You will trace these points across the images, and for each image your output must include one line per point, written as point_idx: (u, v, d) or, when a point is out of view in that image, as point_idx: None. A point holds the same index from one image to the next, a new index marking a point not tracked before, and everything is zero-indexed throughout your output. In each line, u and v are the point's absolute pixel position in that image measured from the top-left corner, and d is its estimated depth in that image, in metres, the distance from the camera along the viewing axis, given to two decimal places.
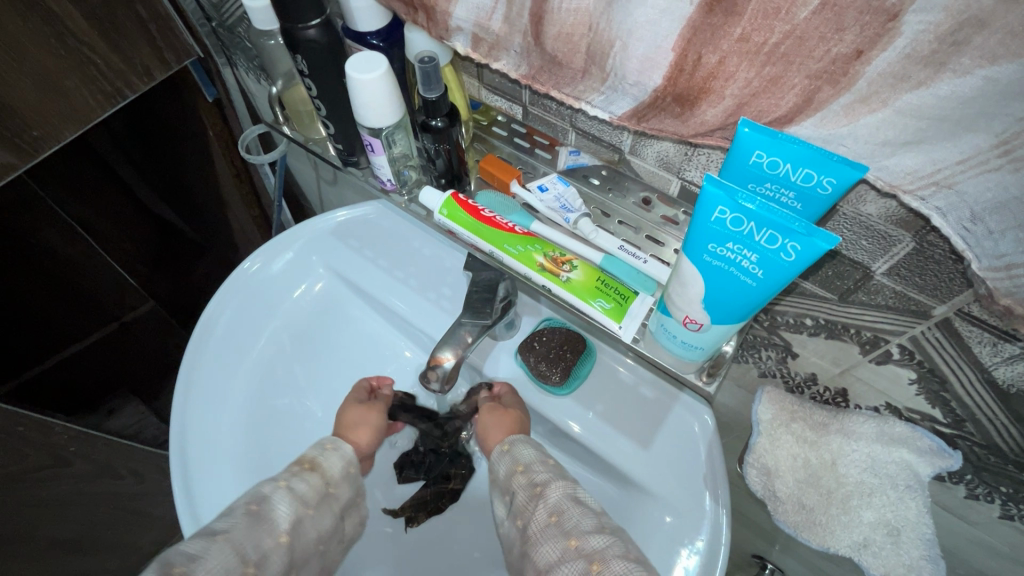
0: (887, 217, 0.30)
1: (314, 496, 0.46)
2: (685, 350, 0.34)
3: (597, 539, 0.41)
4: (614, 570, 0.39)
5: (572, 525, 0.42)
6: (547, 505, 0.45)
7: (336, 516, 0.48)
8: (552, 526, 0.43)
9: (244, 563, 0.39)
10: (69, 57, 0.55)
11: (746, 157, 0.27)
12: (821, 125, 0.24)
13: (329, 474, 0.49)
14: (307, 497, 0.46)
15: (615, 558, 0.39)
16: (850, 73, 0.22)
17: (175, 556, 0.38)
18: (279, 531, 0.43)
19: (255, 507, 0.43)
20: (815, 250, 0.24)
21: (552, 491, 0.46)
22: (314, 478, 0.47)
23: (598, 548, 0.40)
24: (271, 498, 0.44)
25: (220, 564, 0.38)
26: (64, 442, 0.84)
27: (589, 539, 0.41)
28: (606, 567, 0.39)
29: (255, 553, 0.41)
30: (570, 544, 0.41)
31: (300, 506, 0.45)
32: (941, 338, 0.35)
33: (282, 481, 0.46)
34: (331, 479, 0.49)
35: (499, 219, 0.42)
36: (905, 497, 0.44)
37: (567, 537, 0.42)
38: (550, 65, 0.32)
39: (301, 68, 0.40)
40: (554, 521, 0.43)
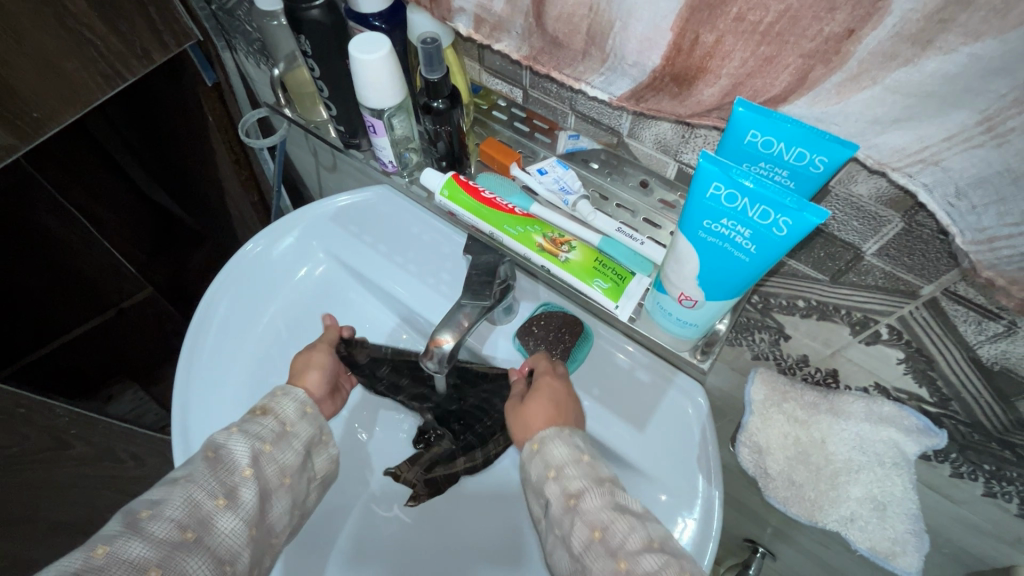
0: (878, 198, 0.31)
1: (271, 433, 0.44)
2: (680, 327, 0.35)
3: (648, 560, 0.38)
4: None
5: (618, 544, 0.39)
6: (586, 521, 0.41)
7: (300, 453, 0.46)
8: (596, 544, 0.40)
9: (211, 498, 0.39)
10: (69, 37, 0.55)
11: (742, 136, 0.27)
12: (813, 104, 0.25)
13: (283, 415, 0.46)
14: (261, 435, 0.44)
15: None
16: (841, 52, 0.23)
17: (137, 505, 0.38)
18: (240, 467, 0.41)
19: (212, 454, 0.41)
20: (806, 225, 0.24)
21: (590, 502, 0.42)
22: (268, 421, 0.45)
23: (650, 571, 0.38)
24: (227, 445, 0.42)
25: (184, 502, 0.38)
26: (66, 425, 0.86)
27: (639, 560, 0.38)
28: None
29: (221, 488, 0.40)
30: (619, 567, 0.38)
31: (258, 443, 0.43)
32: (928, 317, 0.36)
33: (234, 426, 0.44)
34: (286, 419, 0.46)
35: (498, 201, 0.42)
36: (892, 474, 0.45)
37: (615, 558, 0.39)
38: (550, 46, 0.32)
39: (304, 48, 0.41)
40: (597, 538, 0.40)
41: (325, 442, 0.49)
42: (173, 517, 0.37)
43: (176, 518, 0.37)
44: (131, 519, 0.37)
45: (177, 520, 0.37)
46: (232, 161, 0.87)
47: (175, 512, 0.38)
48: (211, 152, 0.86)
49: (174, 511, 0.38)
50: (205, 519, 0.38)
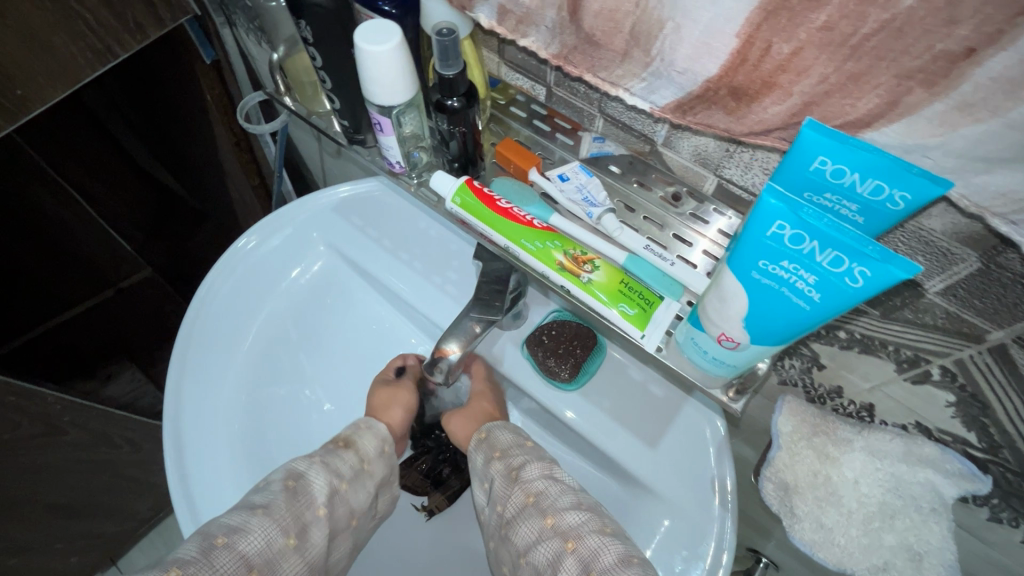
0: (953, 233, 0.27)
1: (348, 472, 0.47)
2: (715, 366, 0.32)
3: (572, 515, 0.43)
4: (588, 546, 0.41)
5: (548, 504, 0.44)
6: (523, 488, 0.46)
7: (370, 493, 0.48)
8: (529, 507, 0.45)
9: (284, 535, 0.41)
10: (57, 10, 0.51)
11: (808, 162, 0.23)
12: (904, 134, 0.21)
13: (362, 451, 0.49)
14: (339, 472, 0.47)
15: (589, 533, 0.42)
16: (952, 74, 0.19)
17: (215, 528, 0.40)
18: (316, 504, 0.44)
19: (292, 483, 0.44)
20: (888, 278, 0.21)
21: (529, 472, 0.47)
22: (348, 455, 0.48)
23: (573, 525, 0.42)
24: (307, 474, 0.45)
25: (261, 537, 0.40)
26: (60, 411, 0.79)
27: (564, 516, 0.43)
28: (581, 545, 0.41)
29: (294, 525, 0.42)
30: (546, 523, 0.43)
31: (335, 480, 0.46)
32: (991, 364, 0.32)
33: (316, 457, 0.47)
34: (364, 455, 0.49)
35: (516, 211, 0.38)
36: (929, 520, 0.41)
37: (543, 515, 0.44)
38: (585, 45, 0.28)
39: (305, 35, 0.37)
40: (531, 501, 0.45)
41: (391, 483, 0.52)
42: (244, 552, 0.39)
43: (247, 553, 0.39)
44: (208, 544, 0.39)
45: (247, 557, 0.39)
46: (232, 143, 0.82)
47: (248, 546, 0.40)
48: (209, 132, 0.82)
49: (247, 545, 0.40)
50: (273, 558, 0.40)
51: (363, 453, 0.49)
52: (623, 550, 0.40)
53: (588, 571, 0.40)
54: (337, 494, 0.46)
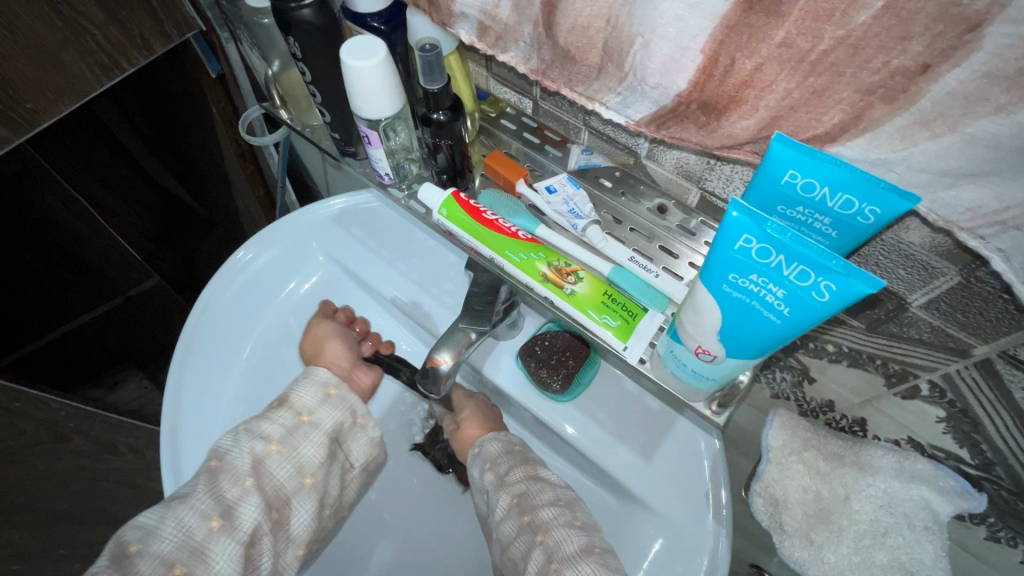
0: (931, 247, 0.27)
1: (277, 433, 0.49)
2: (695, 379, 0.31)
3: (547, 511, 0.46)
4: (554, 537, 0.44)
5: (527, 502, 0.47)
6: (507, 490, 0.48)
7: (318, 445, 0.51)
8: (512, 507, 0.47)
9: (207, 519, 0.43)
10: (65, 27, 0.53)
11: (778, 175, 0.24)
12: (869, 148, 0.21)
13: (298, 407, 0.52)
14: (268, 435, 0.49)
15: (557, 527, 0.44)
16: (910, 89, 0.19)
17: (129, 536, 0.42)
18: (242, 477, 0.46)
19: (216, 464, 0.46)
20: (853, 292, 0.21)
21: (514, 476, 0.49)
22: (282, 416, 0.50)
23: (544, 520, 0.45)
24: (231, 453, 0.47)
25: (177, 528, 0.42)
26: (63, 418, 0.86)
27: (540, 512, 0.46)
28: (547, 537, 0.44)
29: (216, 508, 0.44)
30: (523, 520, 0.46)
31: (262, 446, 0.48)
32: (978, 379, 0.31)
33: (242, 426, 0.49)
34: (300, 410, 0.51)
35: (500, 222, 0.39)
36: (923, 539, 0.40)
37: (521, 513, 0.46)
38: (561, 61, 0.29)
39: (294, 51, 0.38)
40: (513, 501, 0.47)
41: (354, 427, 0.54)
42: (161, 552, 0.41)
43: (162, 553, 0.41)
44: (120, 553, 0.41)
45: (164, 555, 0.41)
46: (237, 154, 0.84)
47: (162, 546, 0.41)
48: (215, 143, 0.84)
49: (161, 545, 0.42)
50: (200, 544, 0.43)
51: (301, 406, 0.52)
52: (585, 541, 0.43)
53: (551, 560, 0.43)
54: (266, 461, 0.48)
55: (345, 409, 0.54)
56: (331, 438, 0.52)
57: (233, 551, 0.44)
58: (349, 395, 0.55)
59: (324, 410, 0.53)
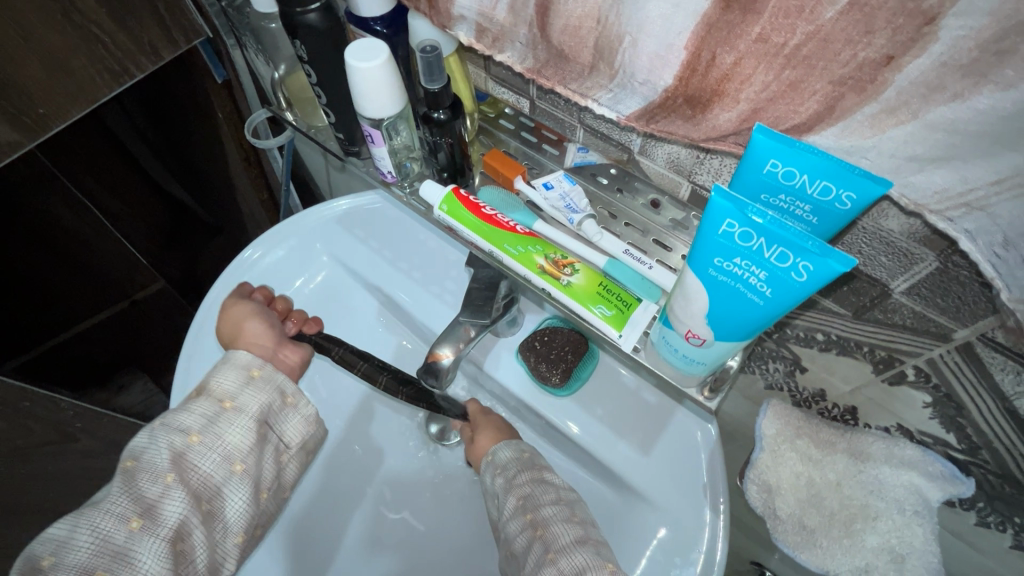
0: (910, 234, 0.29)
1: (196, 423, 0.47)
2: (687, 364, 0.33)
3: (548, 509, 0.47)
4: (553, 532, 0.45)
5: (530, 501, 0.48)
6: (514, 493, 0.49)
7: (244, 430, 0.49)
8: (518, 509, 0.48)
9: (125, 520, 0.42)
10: (76, 34, 0.54)
11: (761, 165, 0.25)
12: (843, 137, 0.23)
13: (220, 392, 0.49)
14: (186, 427, 0.47)
15: (556, 522, 0.46)
16: (877, 80, 0.20)
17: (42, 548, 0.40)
18: (161, 471, 0.44)
19: (131, 464, 0.44)
20: (829, 272, 0.22)
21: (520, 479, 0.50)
22: (201, 405, 0.48)
23: (543, 516, 0.47)
24: (148, 449, 0.45)
25: (91, 536, 0.41)
26: (71, 418, 0.87)
27: (541, 511, 0.47)
28: (546, 532, 0.46)
29: (136, 508, 0.42)
30: (526, 518, 0.47)
31: (180, 438, 0.46)
32: (960, 363, 0.33)
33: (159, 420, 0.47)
34: (221, 395, 0.49)
35: (499, 217, 0.40)
36: (912, 523, 0.41)
37: (524, 512, 0.48)
38: (555, 59, 0.30)
39: (300, 54, 0.39)
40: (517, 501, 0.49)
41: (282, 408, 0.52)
42: (77, 561, 0.40)
43: (77, 564, 0.40)
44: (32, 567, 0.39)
45: (81, 563, 0.40)
46: (241, 158, 0.86)
47: (76, 557, 0.40)
48: (221, 147, 0.86)
49: (76, 555, 0.40)
50: (121, 547, 0.41)
51: (221, 393, 0.49)
52: (580, 533, 0.45)
53: (546, 551, 0.44)
54: (188, 454, 0.46)
55: (272, 389, 0.51)
56: (259, 421, 0.50)
57: (159, 549, 0.42)
58: (275, 375, 0.52)
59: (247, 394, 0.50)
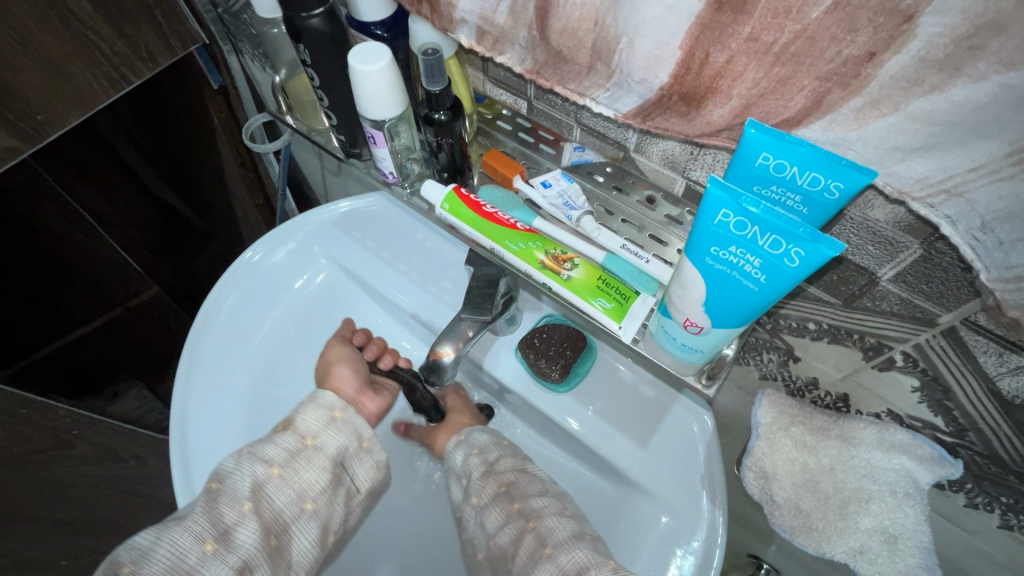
0: (895, 223, 0.30)
1: (280, 456, 0.48)
2: (685, 352, 0.34)
3: (538, 501, 0.48)
4: (546, 525, 0.45)
5: (517, 492, 0.49)
6: (495, 478, 0.51)
7: (321, 469, 0.49)
8: (500, 495, 0.49)
9: (200, 542, 0.42)
10: (74, 40, 0.55)
11: (753, 158, 0.26)
12: (830, 129, 0.24)
13: (303, 429, 0.50)
14: (270, 457, 0.47)
15: (548, 515, 0.46)
16: (861, 75, 0.21)
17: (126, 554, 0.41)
18: (241, 500, 0.45)
19: (215, 486, 0.45)
20: (820, 257, 0.23)
21: (501, 465, 0.52)
22: (285, 440, 0.49)
23: (535, 508, 0.47)
24: (231, 475, 0.46)
25: (170, 550, 0.41)
26: (67, 425, 0.85)
27: (530, 501, 0.48)
28: (539, 524, 0.46)
29: (211, 530, 0.43)
30: (513, 507, 0.48)
31: (262, 468, 0.47)
32: (945, 347, 0.34)
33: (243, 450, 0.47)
34: (305, 433, 0.50)
35: (500, 215, 0.41)
36: (904, 505, 0.43)
37: (511, 501, 0.48)
38: (554, 60, 0.31)
39: (304, 58, 0.40)
40: (502, 491, 0.49)
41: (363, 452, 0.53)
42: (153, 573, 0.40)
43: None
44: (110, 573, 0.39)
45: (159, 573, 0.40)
46: (237, 163, 0.86)
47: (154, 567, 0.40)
48: (216, 153, 0.86)
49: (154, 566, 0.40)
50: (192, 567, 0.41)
51: (305, 429, 0.50)
52: (577, 528, 0.45)
53: (543, 546, 0.44)
54: (266, 486, 0.46)
55: (350, 432, 0.52)
56: (336, 462, 0.50)
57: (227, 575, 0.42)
58: (354, 418, 0.52)
59: (329, 433, 0.51)
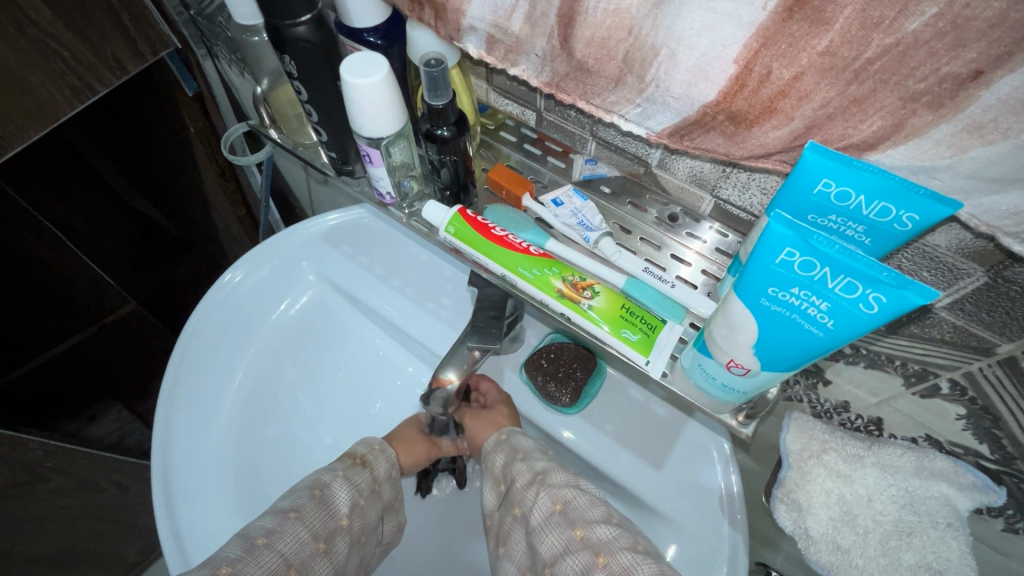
0: (958, 249, 0.27)
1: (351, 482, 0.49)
2: (724, 392, 0.31)
3: (603, 529, 0.42)
4: (621, 562, 0.39)
5: (577, 515, 0.43)
6: (551, 494, 0.46)
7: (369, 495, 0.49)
8: (557, 515, 0.44)
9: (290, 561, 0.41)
10: (31, 49, 0.50)
11: (812, 184, 0.23)
12: (913, 156, 0.21)
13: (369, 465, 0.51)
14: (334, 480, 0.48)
15: (621, 550, 0.40)
16: (959, 96, 0.18)
17: (254, 531, 0.43)
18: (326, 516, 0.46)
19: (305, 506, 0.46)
20: (904, 304, 0.20)
21: (556, 478, 0.47)
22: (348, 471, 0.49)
23: (604, 540, 0.41)
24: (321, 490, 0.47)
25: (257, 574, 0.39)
26: (42, 458, 0.79)
27: (594, 529, 0.42)
28: (612, 559, 0.39)
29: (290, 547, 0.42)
30: (575, 534, 0.42)
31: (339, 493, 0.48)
32: (1001, 376, 0.32)
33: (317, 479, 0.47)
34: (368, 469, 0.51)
35: (511, 238, 0.38)
36: (947, 536, 0.39)
37: (573, 526, 0.43)
38: (577, 72, 0.28)
39: (289, 70, 0.36)
40: (558, 510, 0.44)
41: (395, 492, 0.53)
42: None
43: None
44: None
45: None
46: (216, 173, 0.81)
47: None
48: (193, 162, 0.81)
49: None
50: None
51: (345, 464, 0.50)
52: (656, 569, 0.38)
53: None
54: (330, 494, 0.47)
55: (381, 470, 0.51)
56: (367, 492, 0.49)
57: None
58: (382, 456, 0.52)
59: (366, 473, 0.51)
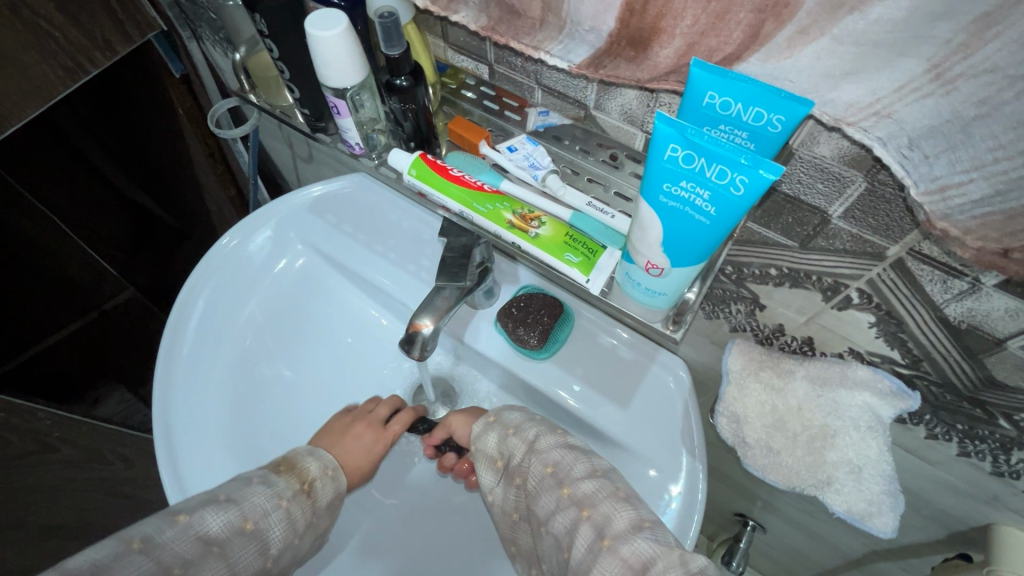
0: (841, 157, 0.31)
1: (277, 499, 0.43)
2: (651, 297, 0.35)
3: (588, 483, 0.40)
4: (602, 512, 0.38)
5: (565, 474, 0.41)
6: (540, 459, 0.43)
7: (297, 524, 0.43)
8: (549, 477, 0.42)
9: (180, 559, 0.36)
10: (25, 30, 0.54)
11: (700, 99, 0.28)
12: (766, 59, 0.27)
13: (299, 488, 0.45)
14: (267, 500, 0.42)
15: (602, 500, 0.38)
16: (790, 4, 0.24)
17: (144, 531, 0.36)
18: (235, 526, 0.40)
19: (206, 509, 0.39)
20: (762, 183, 0.24)
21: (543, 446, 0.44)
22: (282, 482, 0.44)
23: (587, 493, 0.39)
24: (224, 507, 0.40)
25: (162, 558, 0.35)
26: (48, 428, 0.85)
27: (580, 485, 0.40)
28: (596, 511, 0.38)
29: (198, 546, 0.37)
30: (563, 493, 0.40)
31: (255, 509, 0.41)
32: (895, 279, 0.36)
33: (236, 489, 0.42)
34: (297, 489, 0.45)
35: (468, 178, 0.42)
36: (867, 437, 0.46)
37: (561, 486, 0.40)
38: (507, 16, 0.33)
39: (261, 28, 0.40)
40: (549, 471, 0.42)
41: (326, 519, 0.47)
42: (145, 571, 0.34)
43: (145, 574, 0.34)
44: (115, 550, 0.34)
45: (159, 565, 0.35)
46: (206, 153, 0.85)
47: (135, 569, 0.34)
48: (182, 143, 0.84)
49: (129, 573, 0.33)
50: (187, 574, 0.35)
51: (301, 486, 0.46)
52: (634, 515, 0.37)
53: (601, 537, 0.36)
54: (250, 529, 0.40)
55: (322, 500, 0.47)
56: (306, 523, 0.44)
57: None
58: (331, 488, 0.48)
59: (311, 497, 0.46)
